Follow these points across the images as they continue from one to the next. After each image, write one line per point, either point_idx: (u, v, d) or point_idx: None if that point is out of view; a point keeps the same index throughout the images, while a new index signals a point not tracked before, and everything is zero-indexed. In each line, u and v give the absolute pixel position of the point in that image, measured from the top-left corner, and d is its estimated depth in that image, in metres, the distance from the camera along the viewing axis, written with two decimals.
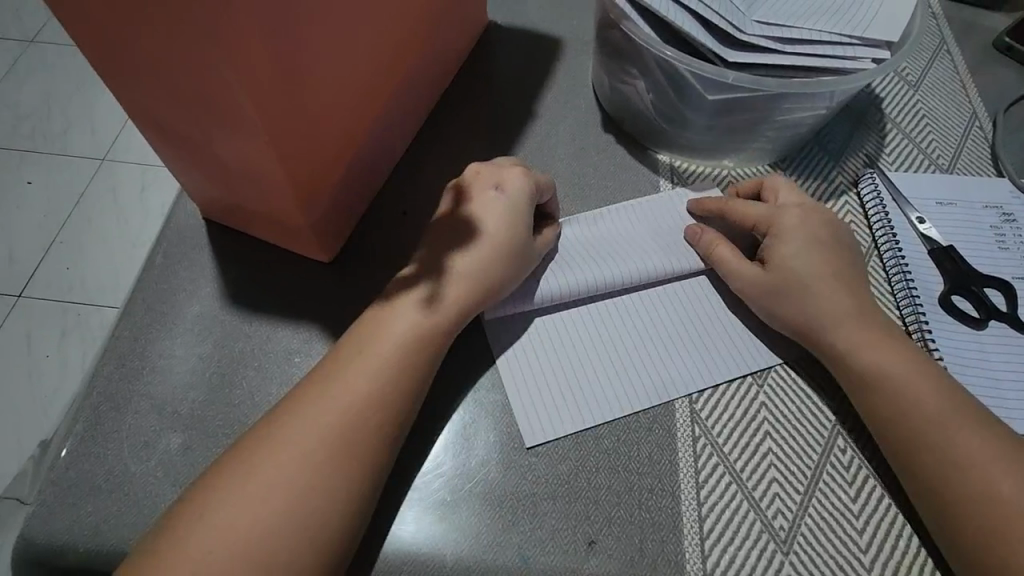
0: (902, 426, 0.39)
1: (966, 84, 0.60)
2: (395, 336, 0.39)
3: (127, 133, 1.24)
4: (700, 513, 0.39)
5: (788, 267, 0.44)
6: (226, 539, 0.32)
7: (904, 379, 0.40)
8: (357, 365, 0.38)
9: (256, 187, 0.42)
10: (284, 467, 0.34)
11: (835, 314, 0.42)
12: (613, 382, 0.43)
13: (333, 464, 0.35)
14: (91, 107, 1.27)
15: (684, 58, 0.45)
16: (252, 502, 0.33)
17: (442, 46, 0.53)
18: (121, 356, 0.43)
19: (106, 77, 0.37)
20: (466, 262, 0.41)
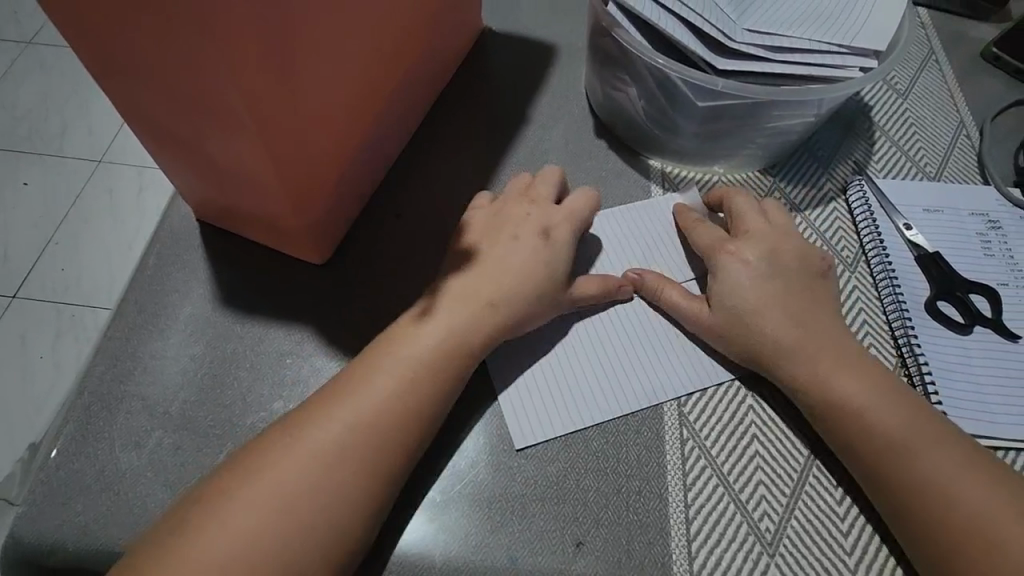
0: (869, 456, 0.39)
1: (953, 93, 0.61)
2: (421, 354, 0.39)
3: (123, 134, 1.24)
4: (687, 515, 0.39)
5: (733, 302, 0.43)
6: (212, 538, 0.32)
7: (876, 405, 0.40)
8: (387, 380, 0.38)
9: (250, 188, 0.42)
10: (302, 477, 0.34)
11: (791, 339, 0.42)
12: (603, 389, 0.43)
13: (350, 477, 0.35)
14: (88, 108, 1.27)
15: (674, 65, 0.46)
16: (264, 509, 0.33)
17: (437, 53, 0.54)
18: (113, 356, 0.43)
19: (102, 78, 0.38)
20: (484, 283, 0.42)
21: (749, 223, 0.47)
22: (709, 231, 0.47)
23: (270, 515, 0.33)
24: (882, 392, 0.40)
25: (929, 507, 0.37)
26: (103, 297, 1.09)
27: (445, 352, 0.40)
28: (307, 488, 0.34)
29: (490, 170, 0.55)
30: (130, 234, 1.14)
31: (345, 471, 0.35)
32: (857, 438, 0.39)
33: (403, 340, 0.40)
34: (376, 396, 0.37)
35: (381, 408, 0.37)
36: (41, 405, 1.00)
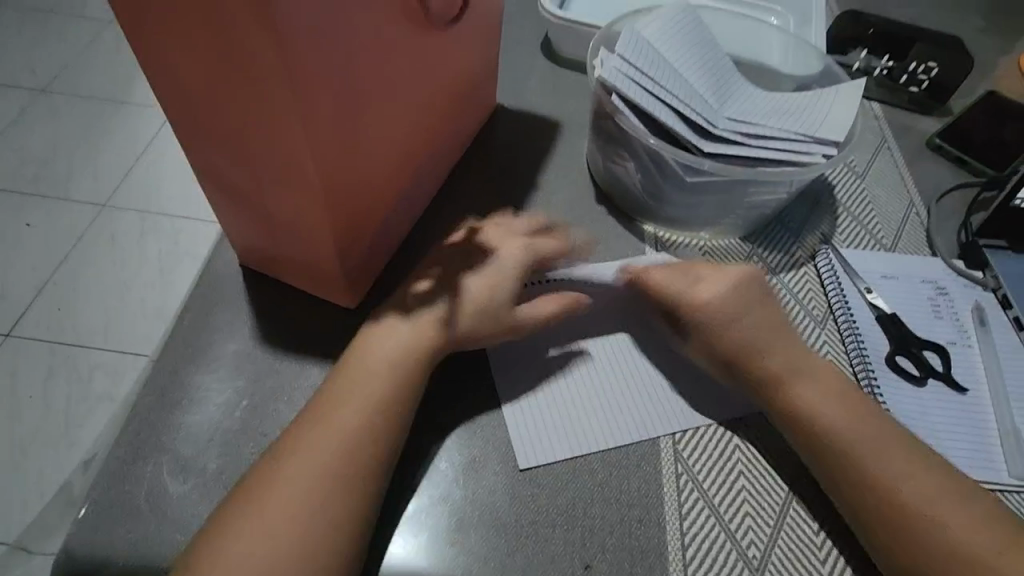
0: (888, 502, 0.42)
1: (904, 176, 0.70)
2: (387, 356, 0.44)
3: (133, 181, 1.30)
4: (684, 542, 0.43)
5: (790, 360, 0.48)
6: (258, 547, 0.36)
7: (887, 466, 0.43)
8: (358, 373, 0.44)
9: (298, 237, 0.48)
10: (300, 465, 0.39)
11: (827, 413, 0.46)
12: (600, 418, 0.49)
13: (342, 463, 0.40)
14: (99, 156, 1.33)
15: (666, 146, 0.54)
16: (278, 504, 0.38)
17: (457, 127, 0.62)
18: (160, 389, 0.47)
19: (185, 140, 0.45)
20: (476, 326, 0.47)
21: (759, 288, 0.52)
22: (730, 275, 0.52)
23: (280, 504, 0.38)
24: (874, 428, 0.45)
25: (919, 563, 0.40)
26: (144, 345, 1.10)
27: (412, 346, 0.45)
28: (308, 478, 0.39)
29: None
30: (137, 278, 1.17)
31: (346, 467, 0.40)
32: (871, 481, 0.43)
33: (377, 343, 0.45)
34: (365, 397, 0.43)
35: (360, 405, 0.42)
36: (32, 447, 1.00)
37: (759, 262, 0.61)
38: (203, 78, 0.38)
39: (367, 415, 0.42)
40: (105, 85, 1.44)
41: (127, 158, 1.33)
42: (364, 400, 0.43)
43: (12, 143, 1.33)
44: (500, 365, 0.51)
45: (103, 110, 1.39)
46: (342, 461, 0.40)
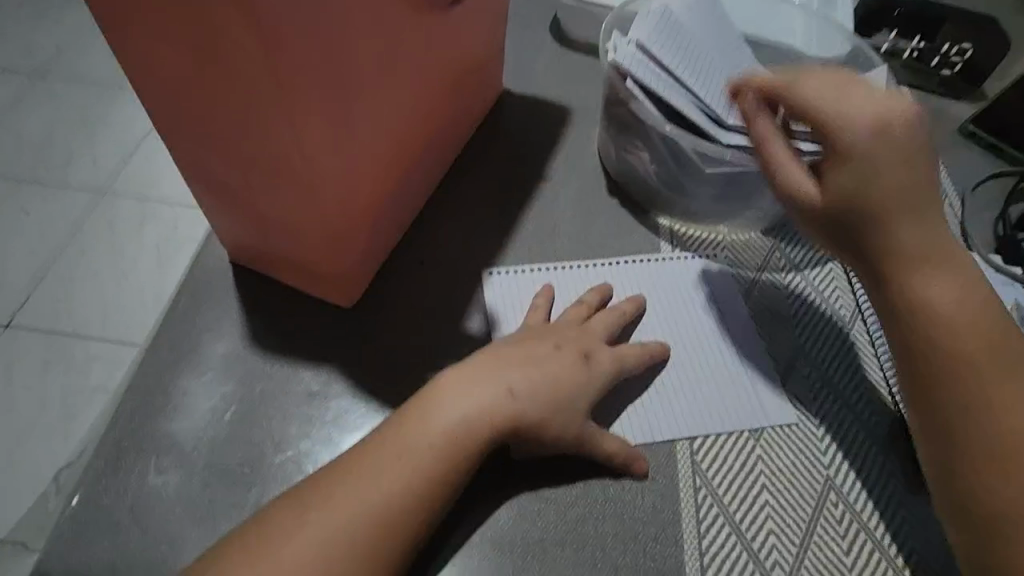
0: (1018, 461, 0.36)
1: (937, 166, 0.66)
2: (450, 429, 0.38)
3: (126, 167, 1.26)
4: (702, 562, 0.40)
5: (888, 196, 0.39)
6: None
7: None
8: (412, 446, 0.37)
9: (293, 233, 0.45)
10: (342, 533, 0.34)
11: (927, 266, 0.39)
12: (648, 420, 0.46)
13: (387, 526, 0.35)
14: (93, 142, 1.29)
15: (684, 135, 0.50)
16: (304, 560, 0.33)
17: (459, 111, 0.57)
18: (144, 393, 0.44)
19: (165, 128, 0.41)
20: (547, 385, 0.41)
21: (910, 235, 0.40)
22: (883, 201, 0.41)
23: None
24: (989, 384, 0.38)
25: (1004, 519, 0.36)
26: (129, 334, 1.08)
27: (477, 424, 0.38)
28: (346, 541, 0.34)
29: (509, 222, 0.57)
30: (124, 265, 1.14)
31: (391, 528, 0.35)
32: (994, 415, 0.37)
33: (434, 413, 0.38)
34: (420, 463, 0.37)
35: (417, 474, 0.36)
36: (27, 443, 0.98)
37: (781, 258, 0.57)
38: (182, 58, 0.35)
39: (425, 485, 0.36)
40: (100, 70, 1.40)
41: (121, 143, 1.29)
42: (419, 467, 0.36)
43: (7, 129, 1.30)
44: None
45: (96, 94, 1.36)
46: (389, 527, 0.35)
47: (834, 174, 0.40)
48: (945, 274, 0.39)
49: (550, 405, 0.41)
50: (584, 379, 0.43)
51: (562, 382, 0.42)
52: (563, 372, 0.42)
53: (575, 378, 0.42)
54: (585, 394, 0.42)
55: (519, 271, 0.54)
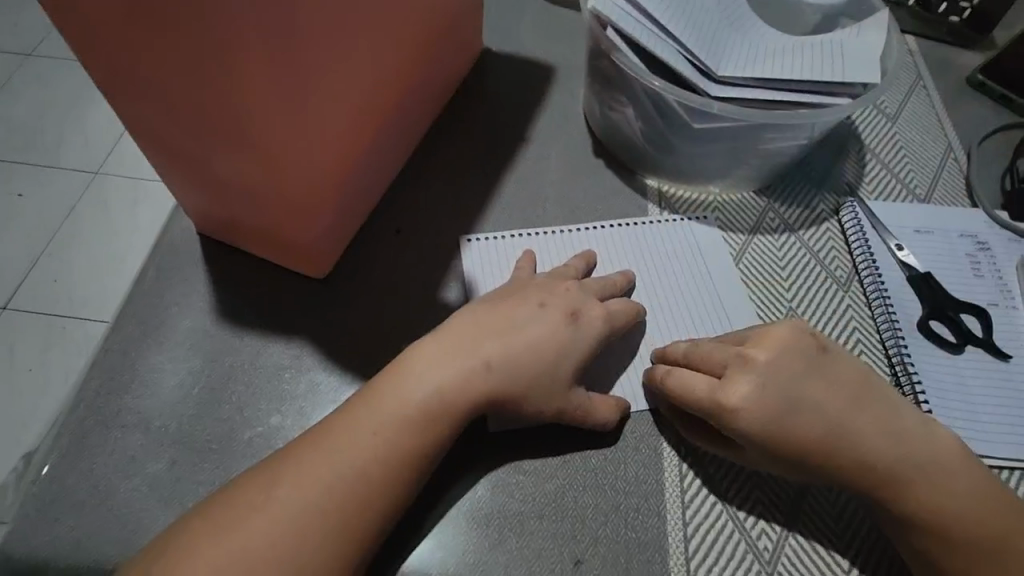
0: (958, 540, 0.35)
1: (942, 118, 0.62)
2: (423, 401, 0.36)
3: (96, 138, 1.18)
4: (686, 533, 0.39)
5: (783, 406, 0.37)
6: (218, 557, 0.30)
7: (947, 496, 0.36)
8: (383, 421, 0.35)
9: (255, 204, 0.43)
10: (311, 510, 0.32)
11: (837, 443, 0.37)
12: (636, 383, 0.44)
13: (358, 498, 0.33)
14: (60, 109, 1.21)
15: (672, 89, 0.47)
16: (273, 536, 0.31)
17: (437, 71, 0.54)
18: (110, 370, 0.43)
19: (110, 92, 0.38)
20: (532, 353, 0.38)
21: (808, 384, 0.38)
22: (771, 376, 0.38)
23: (286, 554, 0.31)
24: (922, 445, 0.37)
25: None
26: (95, 310, 0.99)
27: (450, 395, 0.36)
28: (317, 516, 0.32)
29: (488, 188, 0.55)
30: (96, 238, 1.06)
31: (364, 502, 0.33)
32: (917, 510, 0.36)
33: (404, 385, 0.36)
34: (392, 437, 0.35)
35: (388, 448, 0.34)
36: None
37: (775, 219, 0.55)
38: (115, 16, 0.32)
39: (399, 459, 0.34)
40: None
41: (89, 111, 1.21)
42: (392, 441, 0.34)
43: None
44: None
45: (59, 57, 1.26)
46: (361, 502, 0.33)
47: (744, 423, 0.37)
48: (819, 386, 0.38)
49: (529, 372, 0.38)
50: (570, 341, 0.39)
51: (544, 346, 0.39)
52: (543, 335, 0.39)
53: (558, 342, 0.39)
54: (569, 358, 0.39)
55: (499, 237, 0.52)
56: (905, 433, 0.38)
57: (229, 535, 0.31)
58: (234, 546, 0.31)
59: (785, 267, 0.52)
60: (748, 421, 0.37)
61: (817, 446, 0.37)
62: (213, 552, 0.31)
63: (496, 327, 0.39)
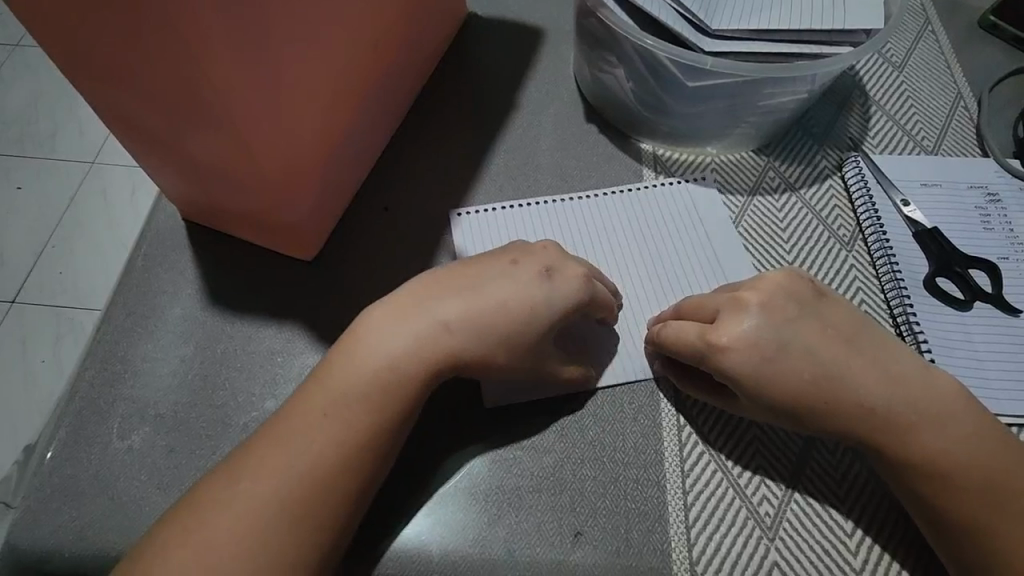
0: (945, 484, 0.35)
1: (951, 64, 0.60)
2: (392, 380, 0.35)
3: (88, 125, 1.16)
4: (686, 501, 0.39)
5: (772, 345, 0.36)
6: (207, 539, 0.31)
7: (938, 439, 0.35)
8: (349, 389, 0.35)
9: (233, 185, 0.41)
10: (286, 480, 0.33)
11: (825, 384, 0.36)
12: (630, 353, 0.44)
13: (338, 474, 0.33)
14: (48, 98, 1.18)
15: (663, 45, 0.45)
16: (254, 513, 0.32)
17: (420, 39, 0.52)
18: (103, 360, 0.43)
19: (75, 78, 0.37)
20: (502, 311, 0.37)
21: (798, 330, 0.37)
22: (756, 319, 0.37)
23: (267, 525, 0.32)
24: (928, 397, 0.36)
25: (963, 533, 0.34)
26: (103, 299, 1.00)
27: (410, 359, 0.35)
28: (306, 496, 0.33)
29: (477, 159, 0.53)
30: (99, 228, 1.05)
31: (346, 478, 0.33)
32: (909, 457, 0.35)
33: (365, 355, 0.35)
34: (361, 411, 0.34)
35: (357, 420, 0.34)
36: (13, 422, 0.92)
37: (775, 177, 0.53)
38: None
39: (367, 432, 0.34)
40: None
41: (81, 100, 1.18)
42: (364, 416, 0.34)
43: None
44: None
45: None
46: (343, 484, 0.33)
47: (733, 362, 0.37)
48: (813, 329, 0.37)
49: (497, 332, 0.37)
50: (542, 299, 0.38)
51: (510, 305, 0.37)
52: (509, 295, 0.37)
53: (527, 300, 0.37)
54: (542, 316, 0.37)
55: (490, 209, 0.50)
56: (905, 381, 0.36)
57: (215, 514, 0.32)
58: (222, 522, 0.32)
59: (785, 227, 0.50)
60: (736, 362, 0.37)
61: (810, 392, 0.36)
62: (212, 535, 0.31)
63: (464, 288, 0.38)
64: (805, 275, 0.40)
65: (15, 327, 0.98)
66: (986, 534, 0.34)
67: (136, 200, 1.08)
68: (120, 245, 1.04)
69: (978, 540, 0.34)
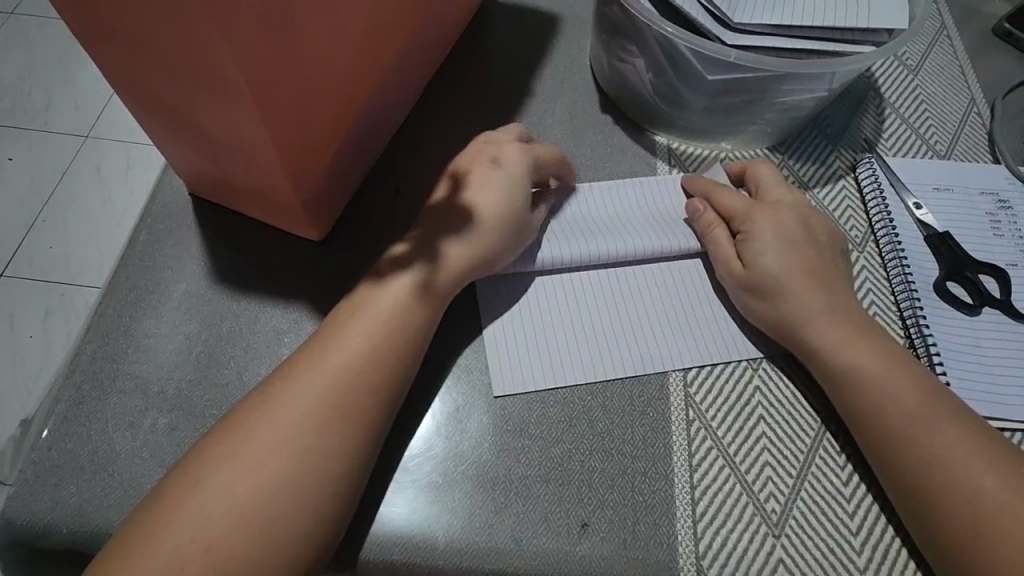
0: (885, 417, 0.38)
1: (966, 70, 0.59)
2: (370, 347, 0.37)
3: (83, 99, 1.13)
4: (693, 496, 0.39)
5: (768, 259, 0.43)
6: (210, 504, 0.32)
7: (853, 358, 0.40)
8: (345, 364, 0.36)
9: (244, 161, 0.40)
10: (299, 467, 0.34)
11: (799, 302, 0.42)
12: (598, 352, 0.43)
13: (336, 446, 0.35)
14: (43, 69, 1.15)
15: (684, 33, 0.44)
16: (254, 477, 0.33)
17: (437, 22, 0.51)
18: (105, 334, 0.42)
19: (86, 39, 0.35)
20: (482, 202, 0.42)
21: (774, 258, 0.43)
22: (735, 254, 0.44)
23: (272, 496, 0.33)
24: (889, 358, 0.40)
25: (921, 472, 0.37)
26: (92, 275, 0.98)
27: (412, 312, 0.39)
28: (306, 460, 0.34)
29: None
30: (90, 201, 1.04)
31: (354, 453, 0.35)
32: (903, 445, 0.38)
33: (358, 317, 0.38)
34: (355, 384, 0.36)
35: (347, 389, 0.36)
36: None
37: (789, 176, 0.53)
38: None
39: (356, 401, 0.36)
40: None
41: (75, 72, 1.15)
42: (361, 386, 0.36)
43: None
44: (491, 303, 0.44)
45: (44, 14, 1.20)
46: (339, 459, 0.34)
47: (729, 282, 0.44)
48: (794, 262, 0.43)
49: (495, 216, 0.42)
50: (509, 183, 0.43)
51: (484, 200, 0.42)
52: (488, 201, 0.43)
53: (496, 193, 0.43)
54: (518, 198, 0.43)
55: None
56: (851, 325, 0.41)
57: (224, 492, 0.33)
58: (225, 491, 0.33)
59: None
60: (736, 288, 0.44)
61: (792, 319, 0.42)
62: (215, 498, 0.32)
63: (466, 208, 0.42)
64: (818, 221, 0.46)
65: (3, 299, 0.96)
66: (978, 504, 0.35)
67: (131, 176, 1.06)
68: (112, 221, 1.02)
69: (927, 479, 0.37)
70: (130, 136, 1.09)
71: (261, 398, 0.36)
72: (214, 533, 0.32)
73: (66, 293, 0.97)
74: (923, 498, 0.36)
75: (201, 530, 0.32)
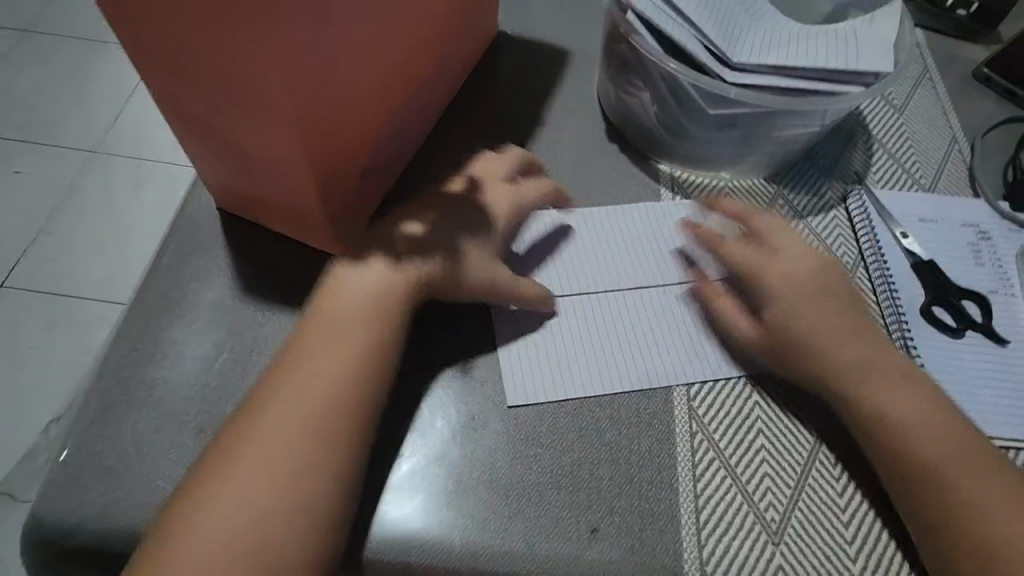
0: (912, 455, 0.40)
1: (947, 110, 0.64)
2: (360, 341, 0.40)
3: (95, 115, 1.16)
4: (697, 505, 0.40)
5: (785, 314, 0.45)
6: (239, 496, 0.35)
7: (890, 400, 0.42)
8: (359, 366, 0.39)
9: (275, 177, 0.43)
10: (320, 464, 0.36)
11: (828, 348, 0.43)
12: (606, 366, 0.45)
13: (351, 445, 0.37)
14: (56, 86, 1.18)
15: (685, 71, 0.49)
16: (277, 471, 0.36)
17: (456, 53, 0.54)
18: (133, 341, 0.44)
19: (139, 57, 0.38)
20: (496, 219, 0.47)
21: (803, 313, 0.45)
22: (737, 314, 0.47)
23: (295, 490, 0.35)
24: (915, 398, 0.42)
25: (952, 496, 0.39)
26: (99, 288, 1.00)
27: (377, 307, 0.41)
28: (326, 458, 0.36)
29: None
30: (99, 216, 1.05)
31: None
32: (928, 474, 0.39)
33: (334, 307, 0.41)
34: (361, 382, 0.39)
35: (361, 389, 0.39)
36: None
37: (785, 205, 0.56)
38: None
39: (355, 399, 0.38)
40: None
41: (87, 90, 1.18)
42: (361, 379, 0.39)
43: None
44: (505, 317, 0.47)
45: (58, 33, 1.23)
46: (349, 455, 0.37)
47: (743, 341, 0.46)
48: (823, 310, 0.45)
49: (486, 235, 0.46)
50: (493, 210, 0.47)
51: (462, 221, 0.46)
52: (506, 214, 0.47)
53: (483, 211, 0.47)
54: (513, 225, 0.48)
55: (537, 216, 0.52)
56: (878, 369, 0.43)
57: (255, 487, 0.35)
58: (252, 485, 0.35)
59: None
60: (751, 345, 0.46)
61: (821, 371, 0.43)
62: (243, 491, 0.35)
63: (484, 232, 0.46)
64: (833, 268, 0.48)
65: (8, 310, 0.97)
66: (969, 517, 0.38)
67: (139, 191, 1.08)
68: (120, 236, 1.04)
69: (949, 507, 0.39)
70: (139, 152, 1.12)
71: (290, 402, 0.38)
72: (239, 521, 0.34)
73: (72, 305, 0.98)
74: (940, 519, 0.38)
75: (228, 518, 0.34)
